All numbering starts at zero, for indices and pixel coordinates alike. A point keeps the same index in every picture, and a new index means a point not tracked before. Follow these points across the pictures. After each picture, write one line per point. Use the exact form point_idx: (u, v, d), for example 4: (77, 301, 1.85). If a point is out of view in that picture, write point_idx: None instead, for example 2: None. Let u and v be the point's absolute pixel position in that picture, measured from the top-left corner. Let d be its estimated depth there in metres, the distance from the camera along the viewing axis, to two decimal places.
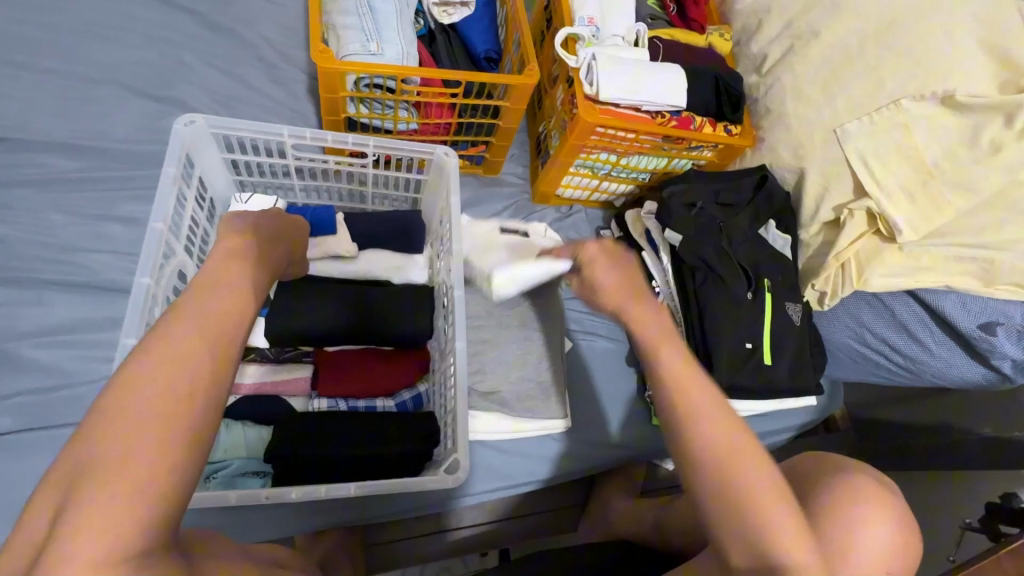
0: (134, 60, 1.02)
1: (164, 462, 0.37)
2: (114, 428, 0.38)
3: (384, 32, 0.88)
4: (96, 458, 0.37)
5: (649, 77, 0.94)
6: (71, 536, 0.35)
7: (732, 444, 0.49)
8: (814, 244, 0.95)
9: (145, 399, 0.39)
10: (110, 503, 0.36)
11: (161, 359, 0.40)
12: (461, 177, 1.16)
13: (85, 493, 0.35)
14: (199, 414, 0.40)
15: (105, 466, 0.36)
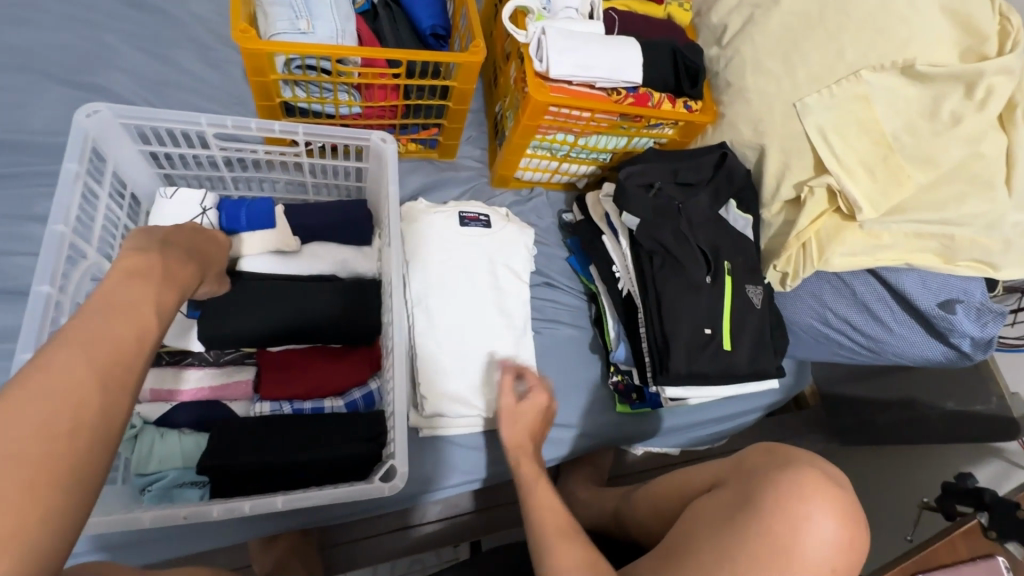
0: (51, 44, 0.94)
1: (44, 513, 0.31)
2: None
3: (315, 9, 0.82)
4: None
5: (602, 52, 0.89)
6: None
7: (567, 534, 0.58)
8: (776, 222, 0.92)
9: (16, 439, 0.32)
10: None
11: (47, 388, 0.34)
12: (415, 162, 1.11)
13: None
14: (89, 454, 0.35)
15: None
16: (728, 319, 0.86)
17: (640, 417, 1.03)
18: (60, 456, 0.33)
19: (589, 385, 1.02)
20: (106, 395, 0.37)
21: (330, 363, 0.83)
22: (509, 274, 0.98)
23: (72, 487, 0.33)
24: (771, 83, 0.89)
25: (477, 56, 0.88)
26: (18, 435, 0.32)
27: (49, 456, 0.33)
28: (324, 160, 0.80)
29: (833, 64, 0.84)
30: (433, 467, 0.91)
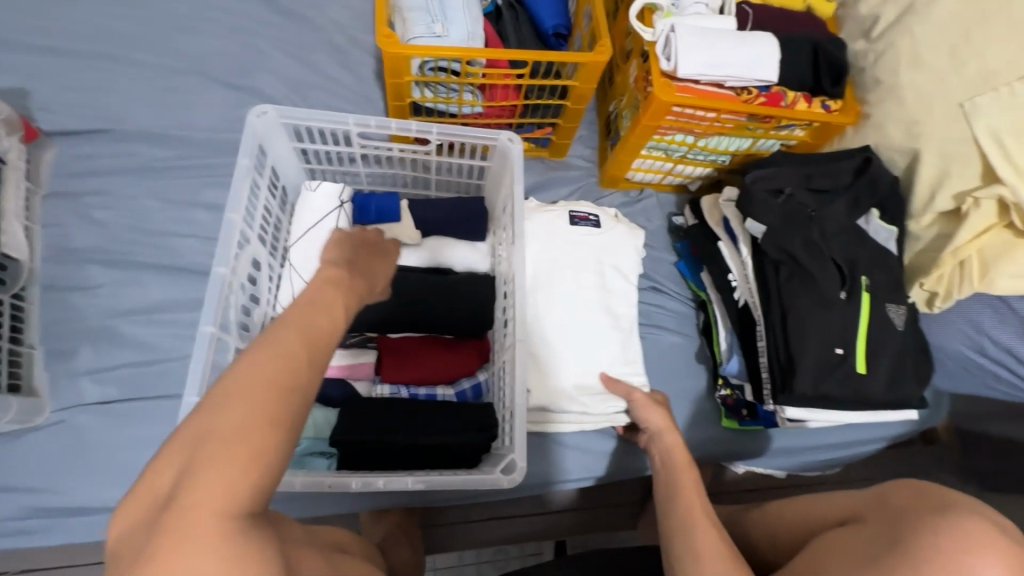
0: (215, 50, 1.07)
1: (256, 456, 0.38)
2: (223, 411, 0.39)
3: (449, 12, 0.86)
4: (201, 450, 0.38)
5: (737, 49, 0.84)
6: (192, 493, 0.36)
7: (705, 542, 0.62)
8: (925, 236, 0.83)
9: (263, 375, 0.41)
10: (212, 481, 0.37)
11: (265, 355, 0.41)
12: (526, 161, 1.13)
13: (206, 457, 0.37)
14: (290, 415, 0.40)
15: (209, 456, 0.37)
16: (863, 339, 0.79)
17: (748, 434, 0.98)
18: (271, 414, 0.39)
19: (693, 396, 0.99)
20: (307, 366, 0.43)
21: (444, 353, 0.87)
22: (618, 276, 0.97)
23: (276, 440, 0.39)
24: (932, 81, 0.80)
25: (603, 56, 0.87)
26: (258, 379, 0.40)
27: (265, 411, 0.39)
28: (451, 159, 0.83)
29: (1015, 58, 0.74)
30: (531, 462, 0.93)
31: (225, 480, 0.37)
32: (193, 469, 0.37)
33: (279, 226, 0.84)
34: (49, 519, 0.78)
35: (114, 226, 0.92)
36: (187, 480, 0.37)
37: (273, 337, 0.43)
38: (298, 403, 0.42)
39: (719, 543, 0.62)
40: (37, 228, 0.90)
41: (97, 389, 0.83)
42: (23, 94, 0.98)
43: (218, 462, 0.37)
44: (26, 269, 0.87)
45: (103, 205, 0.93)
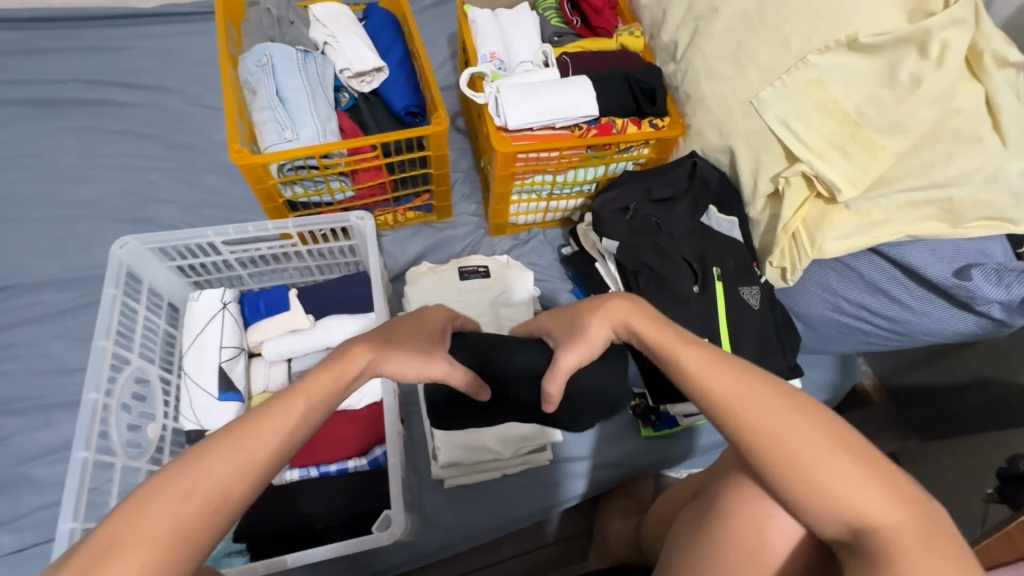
0: (109, 192, 1.15)
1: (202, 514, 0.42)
2: (183, 483, 0.43)
3: (298, 118, 0.96)
4: (147, 515, 0.40)
5: (556, 95, 0.95)
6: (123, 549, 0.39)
7: (743, 387, 0.52)
8: (763, 219, 0.90)
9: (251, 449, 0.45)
10: (146, 532, 0.40)
11: (238, 445, 0.45)
12: (417, 228, 1.20)
13: (160, 510, 0.41)
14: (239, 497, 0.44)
15: (154, 532, 0.40)
16: (725, 324, 0.84)
17: (667, 438, 1.00)
18: (223, 504, 0.43)
19: (610, 412, 1.01)
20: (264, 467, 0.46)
21: (352, 425, 0.90)
22: (511, 315, 1.02)
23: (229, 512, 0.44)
24: (727, 86, 0.90)
25: (441, 125, 0.96)
26: (234, 463, 0.45)
27: (217, 499, 0.43)
28: (320, 244, 0.90)
29: (781, 55, 0.84)
30: (461, 515, 0.93)
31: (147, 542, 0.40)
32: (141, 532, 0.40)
33: (172, 341, 0.89)
34: None
35: (20, 374, 0.95)
36: (118, 536, 0.40)
37: (278, 411, 0.48)
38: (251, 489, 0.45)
39: (766, 398, 0.50)
40: None
41: (12, 538, 0.83)
42: None
43: (154, 539, 0.40)
44: None
45: (8, 356, 0.96)
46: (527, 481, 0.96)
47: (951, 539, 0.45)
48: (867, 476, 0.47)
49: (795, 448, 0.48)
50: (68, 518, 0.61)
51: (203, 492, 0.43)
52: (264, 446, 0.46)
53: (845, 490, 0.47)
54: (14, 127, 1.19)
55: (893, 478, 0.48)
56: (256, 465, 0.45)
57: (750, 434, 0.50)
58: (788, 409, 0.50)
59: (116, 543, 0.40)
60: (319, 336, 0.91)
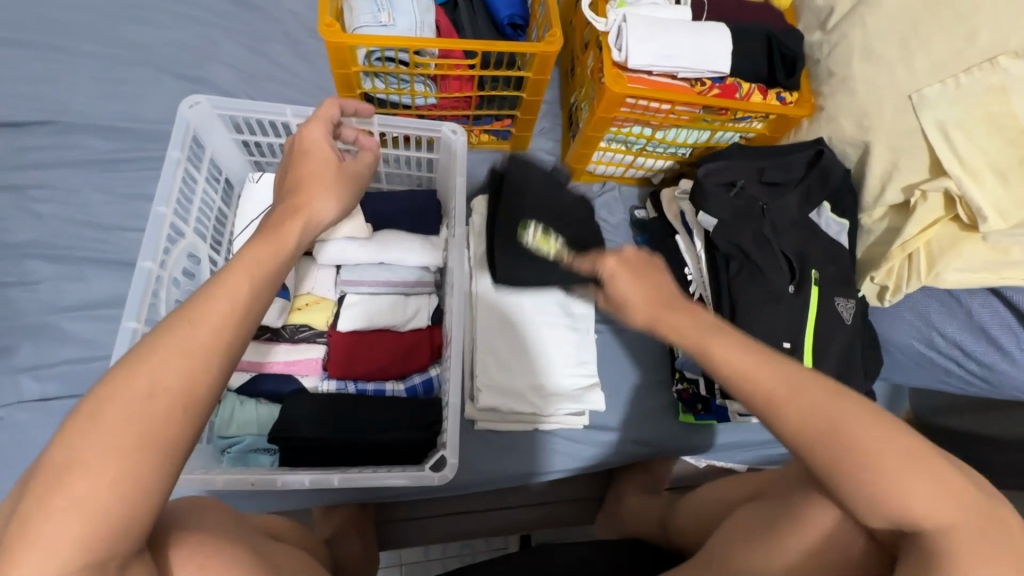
0: (164, 41, 1.04)
1: (173, 405, 0.38)
2: (131, 382, 0.37)
3: (396, 2, 0.85)
4: (102, 427, 0.36)
5: (688, 40, 0.84)
6: (81, 458, 0.35)
7: (785, 389, 0.47)
8: (877, 230, 0.82)
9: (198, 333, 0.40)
10: (103, 439, 0.36)
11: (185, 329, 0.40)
12: (486, 154, 1.10)
13: (108, 411, 0.36)
14: (207, 382, 0.40)
15: (118, 444, 0.36)
16: (810, 333, 0.78)
17: (703, 428, 0.97)
18: (196, 399, 0.39)
19: (651, 390, 0.98)
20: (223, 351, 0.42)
21: (395, 347, 0.86)
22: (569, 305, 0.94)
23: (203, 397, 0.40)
24: (884, 72, 0.79)
25: (553, 46, 0.86)
26: (183, 353, 0.40)
27: (185, 393, 0.39)
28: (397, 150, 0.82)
29: (962, 49, 0.73)
30: (486, 459, 0.91)
31: (115, 443, 0.36)
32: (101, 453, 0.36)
33: (223, 221, 0.83)
34: None
35: (54, 220, 0.89)
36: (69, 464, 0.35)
37: (223, 295, 0.43)
38: (221, 374, 0.41)
39: (818, 401, 0.46)
40: None
41: (35, 386, 0.81)
42: None
43: (110, 456, 0.35)
44: None
45: (44, 197, 0.90)
46: (558, 439, 0.93)
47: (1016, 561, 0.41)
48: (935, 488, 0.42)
49: (855, 444, 0.44)
50: None
51: (165, 394, 0.38)
52: (216, 334, 0.41)
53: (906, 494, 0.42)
54: None
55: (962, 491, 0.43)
56: (213, 354, 0.41)
57: (810, 435, 0.45)
58: (844, 414, 0.45)
59: (72, 458, 0.35)
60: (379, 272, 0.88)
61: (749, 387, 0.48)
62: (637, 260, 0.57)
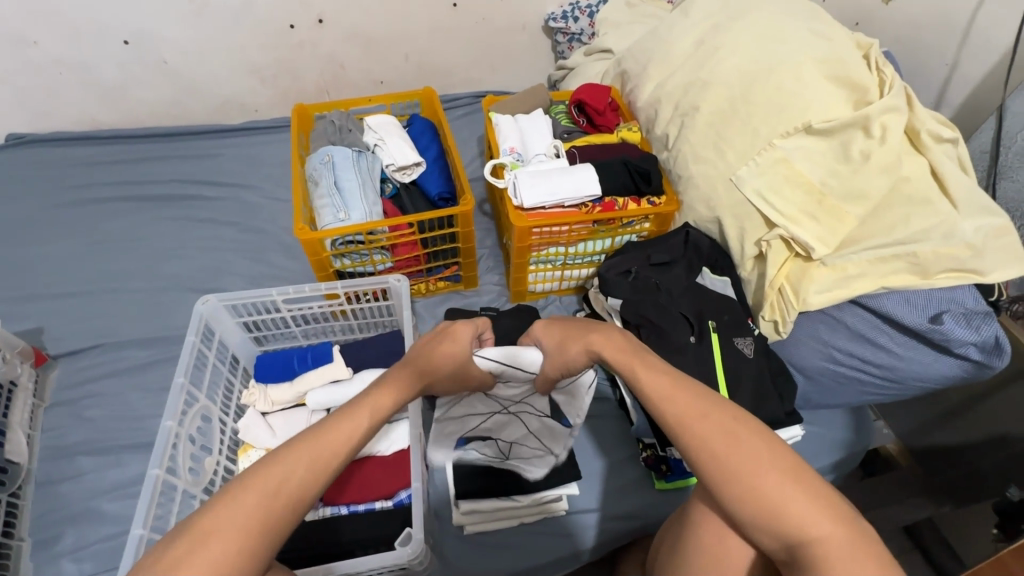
0: (190, 268, 1.35)
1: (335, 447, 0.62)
2: (344, 425, 0.64)
3: (350, 202, 1.16)
4: (278, 461, 0.58)
5: (563, 179, 1.11)
6: (273, 463, 0.58)
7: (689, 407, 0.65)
8: (752, 278, 1.00)
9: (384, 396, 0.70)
10: (294, 459, 0.59)
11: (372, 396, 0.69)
12: (446, 296, 1.34)
13: (302, 443, 0.60)
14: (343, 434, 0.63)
15: (313, 460, 0.60)
16: (721, 373, 0.91)
17: (678, 491, 1.02)
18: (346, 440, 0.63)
19: (623, 465, 1.05)
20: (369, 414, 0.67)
21: (380, 467, 0.98)
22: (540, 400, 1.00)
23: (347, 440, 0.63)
24: (710, 168, 1.05)
25: (468, 206, 1.13)
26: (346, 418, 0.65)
27: (348, 436, 0.63)
28: (362, 305, 1.05)
29: (752, 141, 0.99)
30: (479, 562, 0.95)
31: (307, 462, 0.59)
32: (291, 441, 0.61)
33: (231, 390, 1.03)
34: None
35: (101, 419, 1.09)
36: (245, 507, 0.55)
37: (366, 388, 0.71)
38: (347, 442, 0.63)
39: (721, 419, 0.63)
40: (37, 435, 1.07)
41: (74, 567, 0.92)
42: (36, 332, 1.22)
43: (304, 474, 0.59)
44: (24, 470, 1.01)
45: (94, 404, 1.11)
46: (543, 529, 0.98)
47: (877, 551, 0.54)
48: (812, 502, 0.57)
49: (735, 455, 0.60)
50: (138, 526, 0.71)
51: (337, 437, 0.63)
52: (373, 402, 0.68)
53: (792, 509, 0.57)
54: (119, 217, 1.43)
55: (832, 502, 0.57)
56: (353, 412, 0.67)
57: (706, 446, 0.62)
58: (727, 427, 0.62)
59: (268, 473, 0.57)
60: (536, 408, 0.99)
61: (660, 408, 0.66)
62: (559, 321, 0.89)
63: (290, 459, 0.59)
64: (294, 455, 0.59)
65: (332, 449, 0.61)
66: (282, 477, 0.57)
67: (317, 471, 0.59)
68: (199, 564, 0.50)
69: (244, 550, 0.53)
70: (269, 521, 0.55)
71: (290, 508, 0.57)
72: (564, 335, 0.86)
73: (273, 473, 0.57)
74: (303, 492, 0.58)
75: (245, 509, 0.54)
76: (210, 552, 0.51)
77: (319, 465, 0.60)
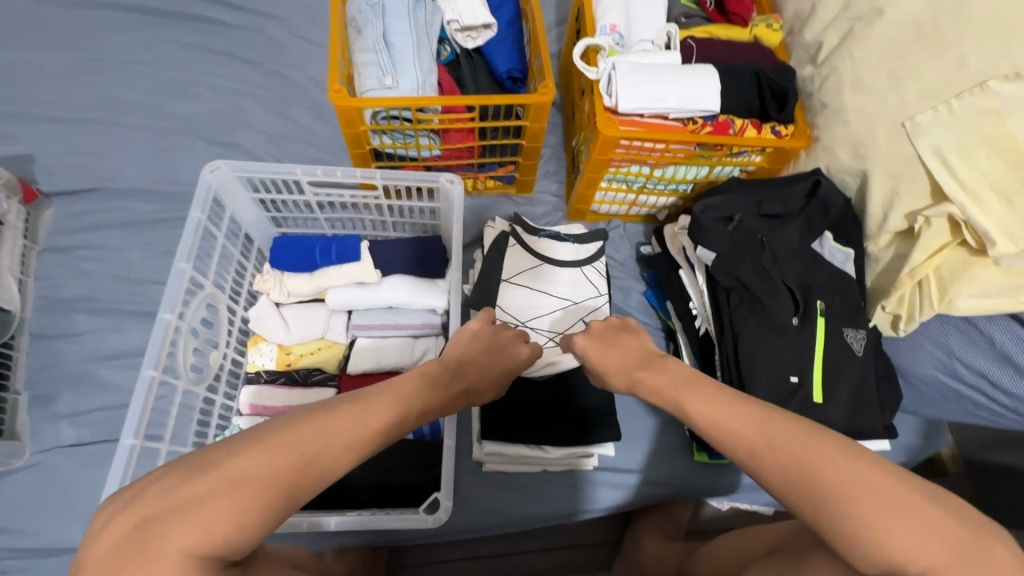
0: (201, 112, 1.14)
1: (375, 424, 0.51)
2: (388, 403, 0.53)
3: (399, 66, 0.91)
4: (310, 419, 0.47)
5: (676, 81, 0.85)
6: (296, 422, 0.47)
7: (753, 418, 0.52)
8: (884, 257, 0.81)
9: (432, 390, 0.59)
10: (328, 423, 0.48)
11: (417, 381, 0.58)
12: (493, 198, 1.14)
13: (341, 408, 0.50)
14: (386, 411, 0.52)
15: (348, 427, 0.49)
16: (818, 368, 0.78)
17: (718, 467, 0.93)
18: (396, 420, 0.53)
19: (662, 429, 0.95)
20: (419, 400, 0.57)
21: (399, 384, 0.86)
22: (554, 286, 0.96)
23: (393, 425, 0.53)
24: (875, 102, 0.79)
25: (546, 97, 0.89)
26: (394, 397, 0.55)
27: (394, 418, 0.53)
28: (401, 201, 0.87)
29: (954, 76, 0.72)
30: (493, 502, 0.89)
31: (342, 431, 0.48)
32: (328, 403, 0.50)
33: (243, 272, 0.90)
34: (20, 559, 0.81)
35: (98, 276, 0.98)
36: (252, 466, 0.43)
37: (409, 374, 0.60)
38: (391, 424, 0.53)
39: (794, 428, 0.49)
40: (30, 281, 0.96)
41: (73, 431, 0.87)
42: (25, 160, 1.06)
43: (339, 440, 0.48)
44: (16, 319, 0.92)
45: (91, 256, 0.99)
46: (567, 479, 0.91)
47: None
48: (934, 523, 0.42)
49: (822, 468, 0.46)
50: (130, 434, 0.63)
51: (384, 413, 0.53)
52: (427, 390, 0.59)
53: (895, 524, 0.42)
54: (118, 31, 1.18)
55: (956, 520, 0.43)
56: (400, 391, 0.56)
57: (783, 462, 0.48)
58: (808, 437, 0.49)
59: (289, 433, 0.46)
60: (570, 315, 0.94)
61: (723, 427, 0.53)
62: (601, 331, 0.70)
63: (325, 416, 0.48)
64: (332, 420, 0.48)
65: (370, 420, 0.51)
66: (313, 444, 0.46)
67: (352, 446, 0.48)
68: (187, 535, 0.39)
69: (242, 520, 0.41)
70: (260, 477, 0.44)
71: (314, 480, 0.45)
72: (626, 358, 0.67)
73: (301, 433, 0.46)
74: (334, 466, 0.47)
75: (255, 468, 0.43)
76: (201, 520, 0.39)
77: (359, 439, 0.49)
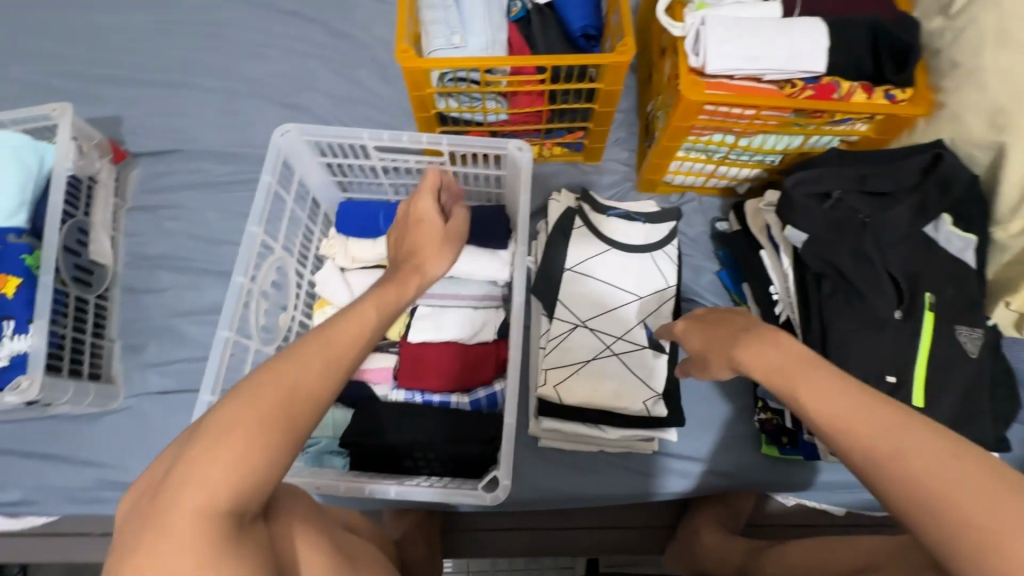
0: (272, 74, 1.14)
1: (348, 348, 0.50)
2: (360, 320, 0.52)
3: (469, 24, 0.87)
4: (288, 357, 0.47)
5: (775, 38, 0.75)
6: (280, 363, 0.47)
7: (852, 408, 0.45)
8: (1014, 246, 0.71)
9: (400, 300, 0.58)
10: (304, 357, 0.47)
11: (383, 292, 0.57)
12: (559, 166, 1.09)
13: (315, 336, 0.50)
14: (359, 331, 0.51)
15: (326, 354, 0.49)
16: (922, 369, 0.69)
17: (787, 461, 0.88)
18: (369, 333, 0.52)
19: (728, 418, 0.90)
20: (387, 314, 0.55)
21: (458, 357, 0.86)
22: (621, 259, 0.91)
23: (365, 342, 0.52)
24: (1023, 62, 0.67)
25: (624, 57, 0.82)
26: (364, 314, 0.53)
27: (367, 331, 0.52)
28: (467, 168, 0.84)
29: None
30: (548, 478, 0.89)
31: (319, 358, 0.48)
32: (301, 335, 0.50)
33: (310, 236, 0.92)
34: (117, 492, 0.89)
35: (179, 235, 1.03)
36: (247, 404, 0.44)
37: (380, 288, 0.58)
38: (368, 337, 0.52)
39: (902, 426, 0.43)
40: (120, 238, 1.03)
41: (159, 380, 0.94)
42: (114, 122, 1.11)
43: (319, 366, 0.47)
44: (110, 273, 0.99)
45: (173, 216, 1.04)
46: (623, 461, 0.89)
47: None
48: None
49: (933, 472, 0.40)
50: (207, 391, 0.67)
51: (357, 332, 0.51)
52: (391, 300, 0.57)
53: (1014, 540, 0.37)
54: None
55: None
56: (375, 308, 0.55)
57: (885, 461, 0.42)
58: (920, 439, 0.42)
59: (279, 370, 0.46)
60: (639, 308, 0.89)
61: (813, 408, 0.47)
62: (708, 313, 0.64)
63: (303, 350, 0.48)
64: (308, 350, 0.48)
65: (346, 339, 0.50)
66: (297, 376, 0.46)
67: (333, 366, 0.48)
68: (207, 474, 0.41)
69: (253, 449, 0.42)
70: (281, 426, 0.44)
71: (308, 405, 0.46)
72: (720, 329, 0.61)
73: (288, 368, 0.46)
74: (321, 388, 0.47)
75: (252, 407, 0.44)
76: (218, 460, 0.41)
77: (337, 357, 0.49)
